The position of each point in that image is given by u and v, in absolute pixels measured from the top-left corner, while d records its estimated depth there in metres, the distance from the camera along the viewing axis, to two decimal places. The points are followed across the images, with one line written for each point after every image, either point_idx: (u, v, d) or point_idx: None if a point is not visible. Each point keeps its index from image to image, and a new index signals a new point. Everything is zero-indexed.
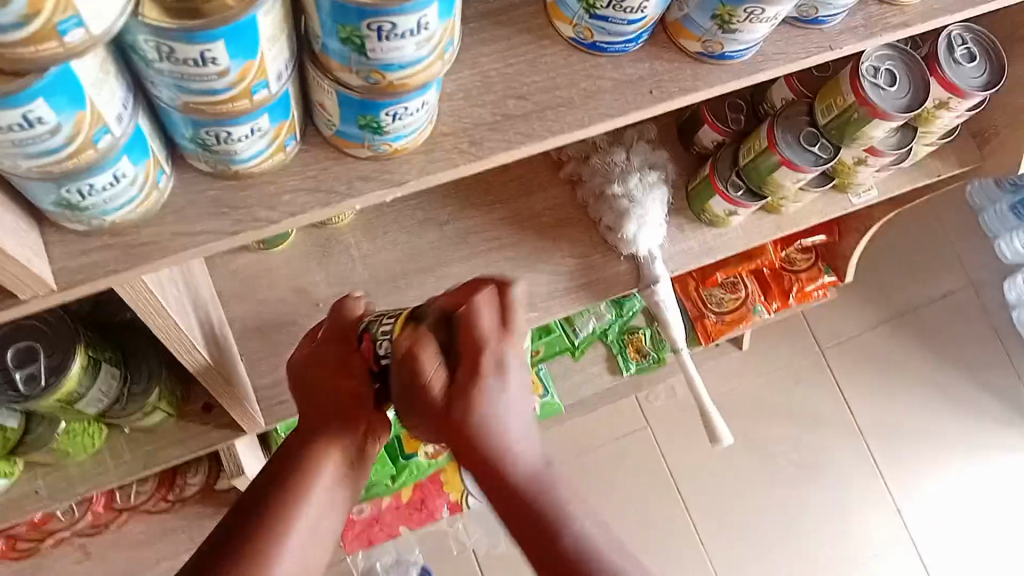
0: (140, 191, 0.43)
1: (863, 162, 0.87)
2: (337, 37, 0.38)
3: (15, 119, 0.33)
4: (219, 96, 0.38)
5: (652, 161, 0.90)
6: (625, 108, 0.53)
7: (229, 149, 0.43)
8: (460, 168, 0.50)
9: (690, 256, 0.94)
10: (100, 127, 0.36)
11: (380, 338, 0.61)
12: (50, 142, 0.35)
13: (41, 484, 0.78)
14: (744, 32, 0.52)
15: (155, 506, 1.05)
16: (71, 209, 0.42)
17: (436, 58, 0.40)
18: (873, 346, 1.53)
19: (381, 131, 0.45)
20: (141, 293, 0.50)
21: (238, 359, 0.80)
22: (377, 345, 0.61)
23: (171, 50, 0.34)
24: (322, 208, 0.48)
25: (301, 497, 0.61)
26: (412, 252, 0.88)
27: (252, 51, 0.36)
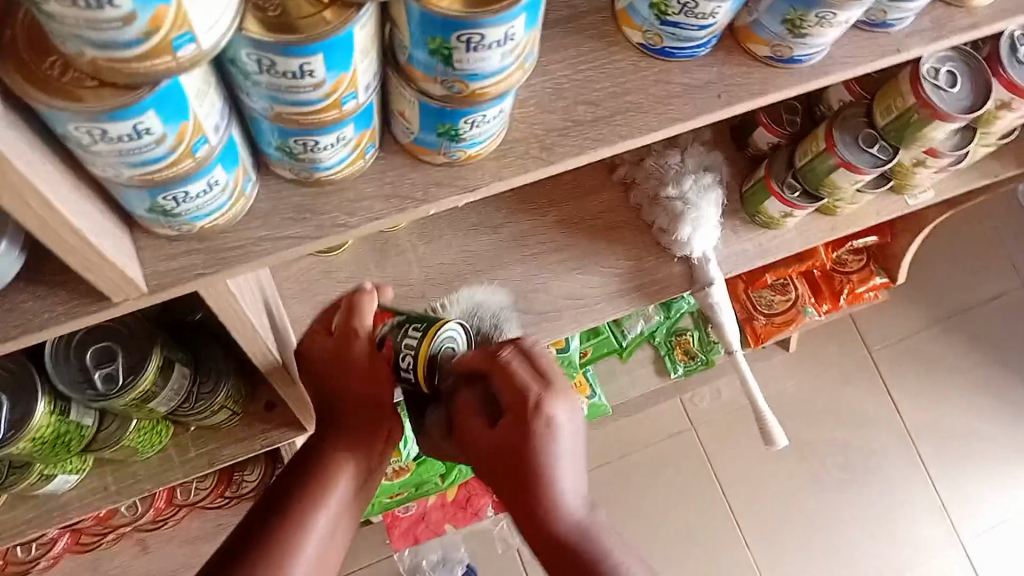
0: (229, 198, 0.44)
1: (921, 163, 0.87)
2: (425, 48, 0.39)
3: (124, 131, 0.34)
4: (311, 106, 0.39)
5: (706, 163, 0.90)
6: (694, 112, 0.53)
7: (314, 157, 0.44)
8: (531, 173, 0.51)
9: (744, 258, 0.94)
10: (199, 137, 0.38)
11: (403, 349, 0.63)
12: (154, 153, 0.37)
13: (110, 481, 0.80)
14: (815, 37, 0.52)
15: (212, 503, 1.07)
16: (164, 215, 0.43)
17: (517, 68, 0.41)
18: (923, 348, 1.51)
19: (459, 139, 0.46)
20: (222, 295, 0.51)
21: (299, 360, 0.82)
22: (399, 355, 0.63)
23: (271, 63, 0.36)
24: (399, 214, 0.49)
25: (329, 495, 0.65)
26: (468, 255, 0.89)
27: (346, 64, 0.37)
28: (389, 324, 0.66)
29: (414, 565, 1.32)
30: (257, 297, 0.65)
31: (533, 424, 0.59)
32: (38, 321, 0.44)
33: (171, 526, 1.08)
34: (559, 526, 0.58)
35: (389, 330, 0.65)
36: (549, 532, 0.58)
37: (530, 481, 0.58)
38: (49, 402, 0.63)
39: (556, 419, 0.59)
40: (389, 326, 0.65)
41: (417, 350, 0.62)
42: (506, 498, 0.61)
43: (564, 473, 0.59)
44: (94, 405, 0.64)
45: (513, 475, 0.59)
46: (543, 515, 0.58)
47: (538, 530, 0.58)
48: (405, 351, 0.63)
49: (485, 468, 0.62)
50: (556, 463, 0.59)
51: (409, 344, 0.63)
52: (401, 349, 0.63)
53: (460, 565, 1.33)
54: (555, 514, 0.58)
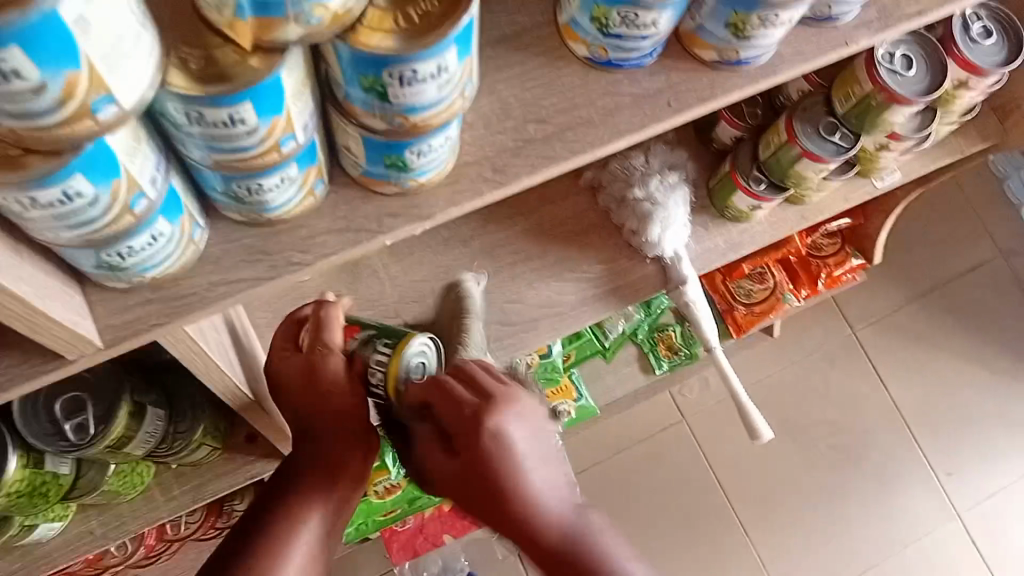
0: (177, 247, 0.44)
1: (885, 147, 0.87)
2: (360, 86, 0.39)
3: (55, 196, 0.34)
4: (248, 152, 0.39)
5: (671, 161, 0.90)
6: (645, 122, 0.53)
7: (261, 200, 0.44)
8: (486, 195, 0.51)
9: (717, 252, 0.94)
10: (135, 192, 0.37)
11: (373, 366, 0.60)
12: (90, 213, 0.36)
13: (94, 525, 0.79)
14: (760, 38, 0.52)
15: (204, 535, 1.06)
16: (112, 270, 0.43)
17: (456, 96, 0.41)
18: (906, 324, 1.52)
19: (407, 169, 0.46)
20: (183, 340, 0.51)
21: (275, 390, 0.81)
22: (370, 372, 0.61)
23: (200, 114, 0.35)
24: (354, 247, 0.48)
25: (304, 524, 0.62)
26: (440, 271, 0.89)
27: (279, 108, 0.37)
28: (358, 339, 0.64)
29: None
30: (228, 340, 0.64)
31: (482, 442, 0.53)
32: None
33: (165, 561, 1.08)
34: (546, 531, 0.52)
35: (359, 347, 0.63)
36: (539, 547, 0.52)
37: (500, 507, 0.53)
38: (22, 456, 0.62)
39: (506, 432, 0.53)
40: (358, 342, 0.63)
41: (386, 366, 0.59)
42: (482, 521, 0.55)
43: (535, 479, 0.53)
44: (67, 455, 0.64)
45: (479, 497, 0.53)
46: (527, 531, 0.53)
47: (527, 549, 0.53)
48: (376, 365, 0.60)
49: (453, 493, 0.56)
50: (523, 475, 0.53)
51: (378, 359, 0.60)
52: (372, 364, 0.61)
53: (462, 573, 1.32)
54: (535, 523, 0.52)
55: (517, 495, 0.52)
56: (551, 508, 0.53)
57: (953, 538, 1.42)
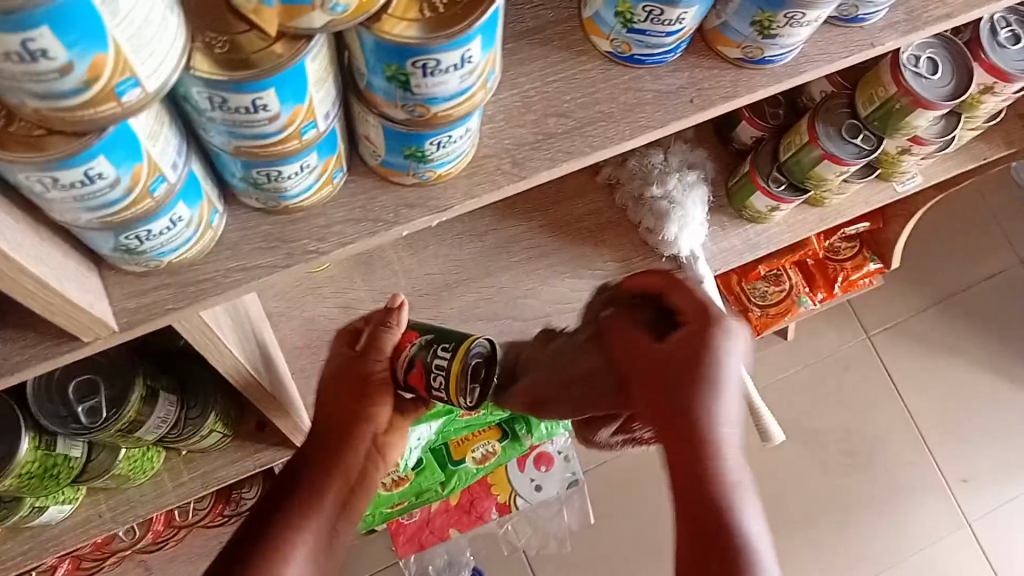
0: (195, 232, 0.44)
1: (907, 151, 0.86)
2: (382, 75, 0.38)
3: (76, 177, 0.34)
4: (269, 139, 0.39)
5: (690, 160, 0.90)
6: (665, 118, 0.53)
7: (279, 187, 0.44)
8: (505, 188, 0.50)
9: (733, 253, 0.93)
10: (156, 176, 0.37)
11: (435, 369, 0.62)
12: (110, 195, 0.36)
13: (104, 508, 0.80)
14: (785, 37, 0.51)
15: (212, 521, 1.07)
16: (129, 253, 0.43)
17: (479, 88, 0.41)
18: (922, 330, 1.51)
19: (426, 160, 0.46)
20: (198, 326, 0.51)
21: (287, 378, 0.81)
22: (431, 375, 0.62)
23: (223, 100, 0.35)
24: (370, 237, 0.48)
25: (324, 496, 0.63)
26: (455, 265, 0.89)
27: (301, 95, 0.37)
28: (416, 344, 0.65)
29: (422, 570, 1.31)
30: (240, 329, 0.64)
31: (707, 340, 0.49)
32: (10, 364, 0.43)
33: (173, 546, 1.08)
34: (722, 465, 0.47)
35: (416, 351, 0.65)
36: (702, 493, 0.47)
37: (692, 439, 0.48)
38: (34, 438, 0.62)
39: (730, 343, 0.49)
40: (417, 347, 0.65)
41: (450, 368, 0.61)
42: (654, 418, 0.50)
43: (728, 431, 0.48)
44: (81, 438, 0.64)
45: (674, 391, 0.49)
46: (704, 453, 0.47)
47: (694, 490, 0.47)
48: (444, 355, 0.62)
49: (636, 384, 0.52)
50: (719, 415, 0.48)
51: (439, 363, 0.62)
52: (433, 369, 0.63)
53: (467, 567, 1.32)
54: (718, 453, 0.47)
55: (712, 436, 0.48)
56: (735, 450, 0.48)
57: (962, 548, 1.41)
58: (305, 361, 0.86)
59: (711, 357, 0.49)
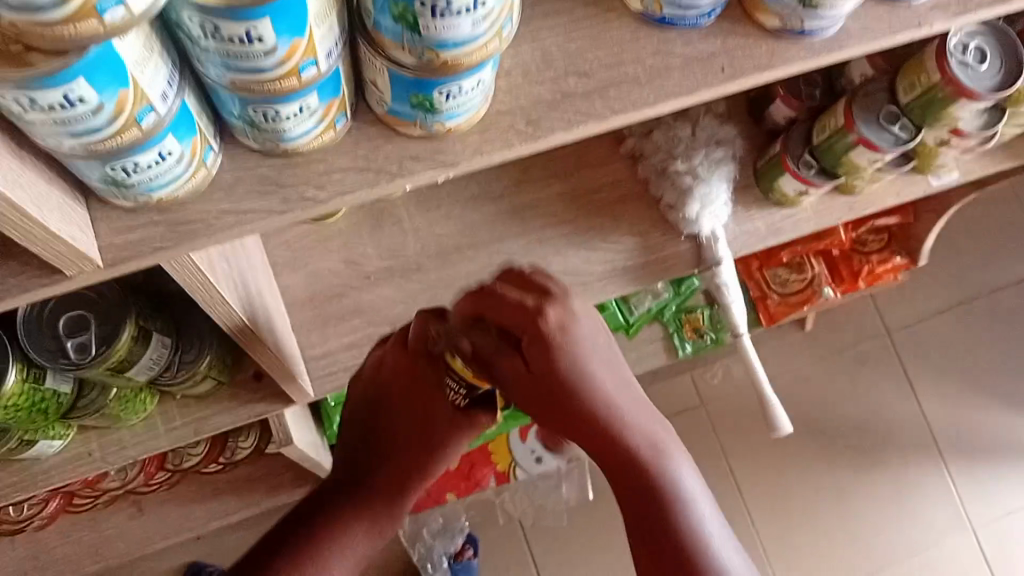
0: (187, 168, 0.42)
1: (946, 144, 0.82)
2: (389, 14, 0.36)
3: (55, 100, 0.32)
4: (265, 75, 0.36)
5: (719, 137, 0.87)
6: (693, 86, 0.50)
7: (277, 128, 0.42)
8: (516, 148, 0.48)
9: (756, 237, 0.90)
10: (143, 105, 0.35)
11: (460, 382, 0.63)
12: (93, 121, 0.34)
13: (95, 445, 0.79)
14: (828, 8, 0.48)
15: (206, 467, 1.07)
16: (118, 186, 0.41)
17: (493, 36, 0.38)
18: (943, 330, 1.47)
19: (434, 111, 0.43)
20: (188, 268, 0.49)
21: (288, 330, 0.80)
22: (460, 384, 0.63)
23: (215, 27, 0.33)
24: (371, 189, 0.46)
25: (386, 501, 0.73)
26: (467, 227, 0.86)
27: (300, 29, 0.34)
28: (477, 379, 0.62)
29: (414, 533, 1.29)
30: (236, 280, 0.61)
31: (555, 351, 0.52)
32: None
33: (168, 488, 1.09)
34: (632, 440, 0.55)
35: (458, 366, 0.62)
36: (629, 464, 0.55)
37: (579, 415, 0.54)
38: (22, 370, 0.61)
39: (578, 333, 0.53)
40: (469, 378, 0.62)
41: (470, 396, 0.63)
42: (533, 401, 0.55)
43: (607, 384, 0.54)
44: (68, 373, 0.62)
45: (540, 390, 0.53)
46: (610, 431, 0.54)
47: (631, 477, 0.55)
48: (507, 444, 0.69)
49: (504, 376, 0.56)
50: (589, 377, 0.53)
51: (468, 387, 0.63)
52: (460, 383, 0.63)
53: (461, 533, 1.31)
54: (622, 428, 0.55)
55: (582, 394, 0.53)
56: (631, 417, 0.55)
57: (964, 553, 1.39)
58: (308, 314, 0.84)
59: (564, 344, 0.52)
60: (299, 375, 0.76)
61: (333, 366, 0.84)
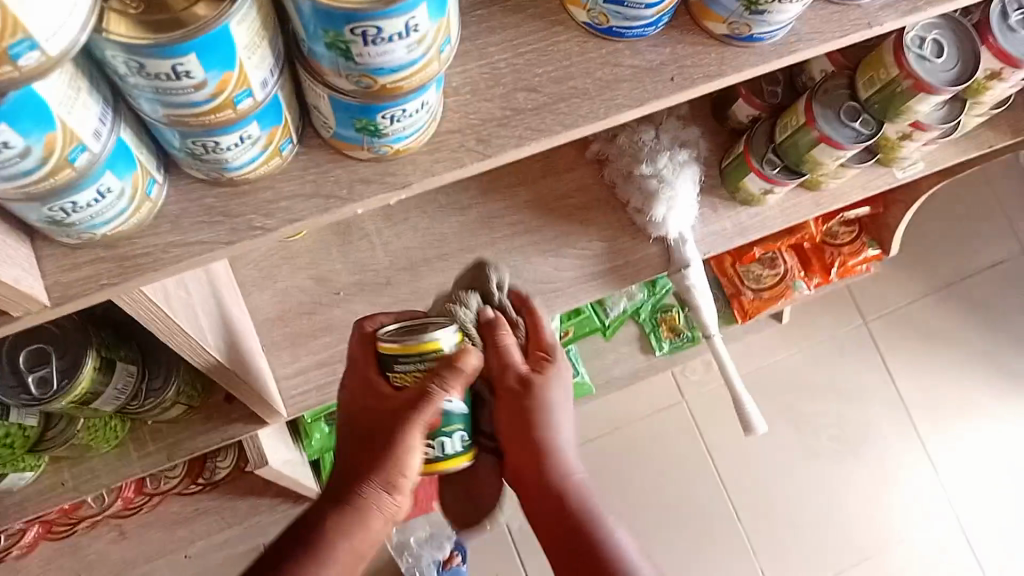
0: (129, 203, 0.41)
1: (908, 137, 0.82)
2: (323, 43, 0.36)
3: None
4: (199, 108, 0.36)
5: (682, 138, 0.87)
6: (644, 97, 0.49)
7: (220, 158, 0.41)
8: (467, 166, 0.47)
9: (725, 237, 0.90)
10: (75, 145, 0.35)
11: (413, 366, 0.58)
12: (23, 164, 0.33)
13: (67, 476, 0.78)
14: (774, 13, 0.48)
15: (185, 489, 1.07)
16: (60, 225, 0.40)
17: (432, 59, 0.38)
18: (919, 317, 1.48)
19: (380, 134, 0.43)
20: (142, 302, 0.48)
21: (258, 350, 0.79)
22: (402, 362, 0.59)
23: (141, 64, 0.32)
24: (322, 214, 0.45)
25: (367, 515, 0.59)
26: (435, 238, 0.86)
27: (231, 62, 0.34)
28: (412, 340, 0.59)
29: (403, 542, 1.28)
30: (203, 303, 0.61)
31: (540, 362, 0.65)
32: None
33: (147, 511, 1.08)
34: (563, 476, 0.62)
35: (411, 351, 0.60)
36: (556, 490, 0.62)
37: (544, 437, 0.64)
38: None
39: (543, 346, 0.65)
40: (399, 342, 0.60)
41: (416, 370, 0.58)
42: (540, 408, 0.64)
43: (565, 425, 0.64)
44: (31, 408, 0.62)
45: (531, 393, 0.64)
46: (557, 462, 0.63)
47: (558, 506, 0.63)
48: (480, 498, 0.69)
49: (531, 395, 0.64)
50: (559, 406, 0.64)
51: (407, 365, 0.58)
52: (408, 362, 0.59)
53: (449, 540, 1.28)
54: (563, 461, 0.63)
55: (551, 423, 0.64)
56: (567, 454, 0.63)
57: (948, 537, 1.39)
58: (278, 333, 0.84)
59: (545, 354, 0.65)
60: (270, 397, 0.75)
61: (305, 386, 0.83)
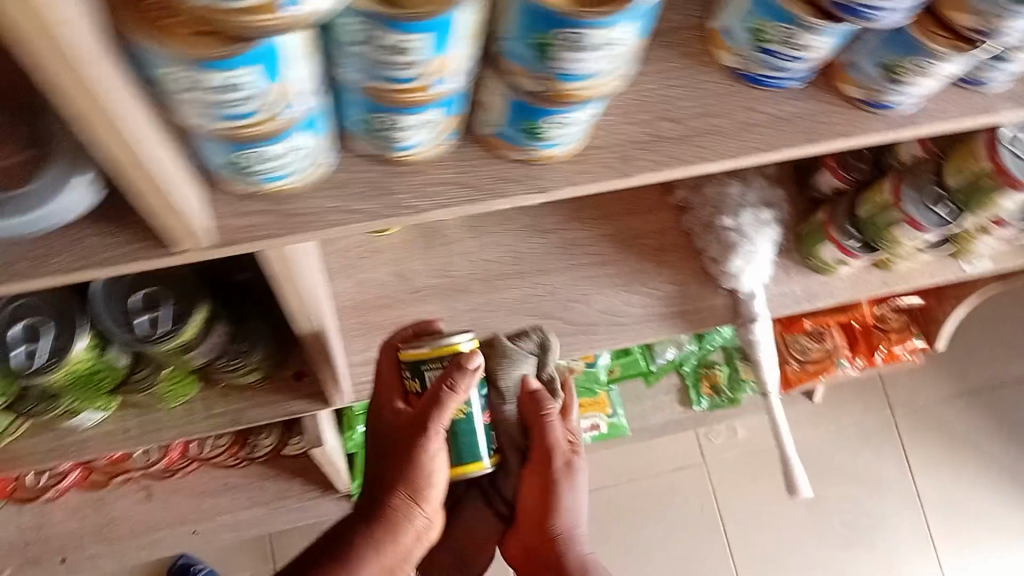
0: (305, 162, 0.44)
1: (985, 231, 0.85)
2: (526, 42, 0.39)
3: (219, 82, 0.35)
4: (401, 83, 0.39)
5: (768, 199, 0.89)
6: (776, 144, 0.52)
7: (393, 134, 0.45)
8: (606, 182, 0.50)
9: (791, 300, 0.92)
10: (289, 100, 0.38)
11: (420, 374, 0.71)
12: (244, 107, 0.37)
13: (131, 424, 0.80)
14: (910, 85, 0.52)
15: (225, 460, 1.09)
16: (240, 170, 0.43)
17: (614, 74, 0.41)
18: (947, 418, 1.49)
19: (540, 137, 0.46)
20: (281, 260, 0.51)
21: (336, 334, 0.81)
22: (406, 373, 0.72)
23: (373, 36, 0.36)
24: (468, 205, 0.49)
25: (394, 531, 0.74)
26: (512, 255, 0.89)
27: (447, 48, 0.37)
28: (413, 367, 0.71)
29: None
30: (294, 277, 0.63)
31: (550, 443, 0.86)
32: (95, 258, 0.45)
33: (182, 477, 1.12)
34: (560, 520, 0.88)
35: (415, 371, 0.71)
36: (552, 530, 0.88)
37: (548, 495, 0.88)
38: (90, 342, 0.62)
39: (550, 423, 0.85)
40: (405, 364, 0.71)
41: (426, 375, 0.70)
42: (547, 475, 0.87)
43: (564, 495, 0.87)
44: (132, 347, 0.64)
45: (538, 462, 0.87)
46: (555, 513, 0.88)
47: None
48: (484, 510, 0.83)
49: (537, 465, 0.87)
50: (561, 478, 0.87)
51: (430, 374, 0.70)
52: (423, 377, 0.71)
53: None
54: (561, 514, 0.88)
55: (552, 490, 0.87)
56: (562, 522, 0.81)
57: None
58: (352, 321, 0.86)
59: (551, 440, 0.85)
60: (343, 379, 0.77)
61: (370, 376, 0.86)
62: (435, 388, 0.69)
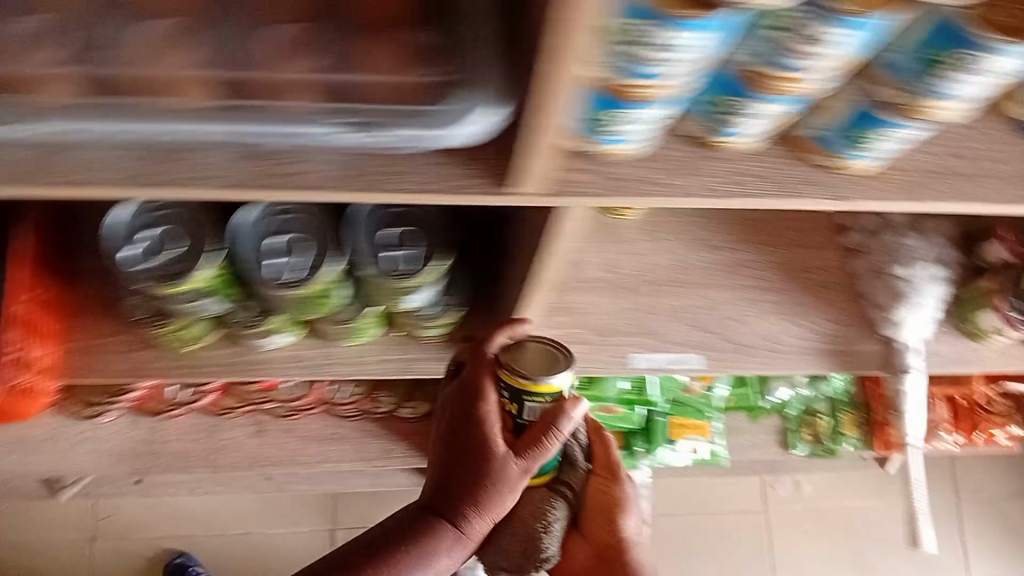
0: (648, 134, 0.48)
1: None
2: (915, 55, 0.43)
3: (667, 39, 0.39)
4: (790, 72, 0.43)
5: (940, 256, 0.92)
6: None
7: (734, 121, 0.48)
8: (896, 202, 0.53)
9: (940, 361, 0.94)
10: (696, 69, 0.42)
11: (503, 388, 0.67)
12: (665, 67, 0.41)
13: (306, 353, 0.83)
14: None
15: (352, 410, 1.15)
16: (595, 132, 0.46)
17: (973, 96, 0.45)
18: (1008, 513, 1.55)
19: (863, 148, 0.51)
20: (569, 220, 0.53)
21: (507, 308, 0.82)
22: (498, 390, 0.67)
23: (806, 25, 0.39)
24: (776, 200, 0.51)
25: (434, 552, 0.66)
26: (680, 264, 0.90)
27: (857, 49, 0.41)
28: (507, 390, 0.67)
29: None
30: (520, 250, 0.68)
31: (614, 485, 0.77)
32: (438, 183, 0.48)
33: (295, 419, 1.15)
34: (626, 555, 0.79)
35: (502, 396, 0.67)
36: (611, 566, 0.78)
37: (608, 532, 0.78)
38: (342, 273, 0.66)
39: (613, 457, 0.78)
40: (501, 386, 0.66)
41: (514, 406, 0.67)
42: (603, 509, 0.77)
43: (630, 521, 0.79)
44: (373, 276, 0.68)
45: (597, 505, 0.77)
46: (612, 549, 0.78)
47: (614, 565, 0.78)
48: (550, 508, 0.71)
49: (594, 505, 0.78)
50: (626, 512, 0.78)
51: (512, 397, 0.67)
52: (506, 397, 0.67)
53: None
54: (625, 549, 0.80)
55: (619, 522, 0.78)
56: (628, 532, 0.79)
57: None
58: None
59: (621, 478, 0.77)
60: None
61: None
62: (541, 423, 0.64)
